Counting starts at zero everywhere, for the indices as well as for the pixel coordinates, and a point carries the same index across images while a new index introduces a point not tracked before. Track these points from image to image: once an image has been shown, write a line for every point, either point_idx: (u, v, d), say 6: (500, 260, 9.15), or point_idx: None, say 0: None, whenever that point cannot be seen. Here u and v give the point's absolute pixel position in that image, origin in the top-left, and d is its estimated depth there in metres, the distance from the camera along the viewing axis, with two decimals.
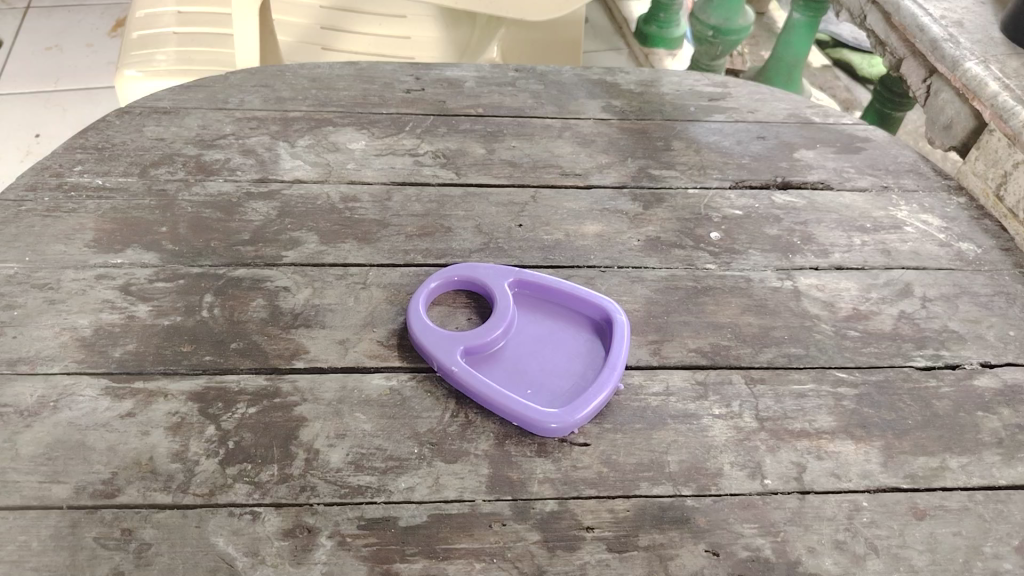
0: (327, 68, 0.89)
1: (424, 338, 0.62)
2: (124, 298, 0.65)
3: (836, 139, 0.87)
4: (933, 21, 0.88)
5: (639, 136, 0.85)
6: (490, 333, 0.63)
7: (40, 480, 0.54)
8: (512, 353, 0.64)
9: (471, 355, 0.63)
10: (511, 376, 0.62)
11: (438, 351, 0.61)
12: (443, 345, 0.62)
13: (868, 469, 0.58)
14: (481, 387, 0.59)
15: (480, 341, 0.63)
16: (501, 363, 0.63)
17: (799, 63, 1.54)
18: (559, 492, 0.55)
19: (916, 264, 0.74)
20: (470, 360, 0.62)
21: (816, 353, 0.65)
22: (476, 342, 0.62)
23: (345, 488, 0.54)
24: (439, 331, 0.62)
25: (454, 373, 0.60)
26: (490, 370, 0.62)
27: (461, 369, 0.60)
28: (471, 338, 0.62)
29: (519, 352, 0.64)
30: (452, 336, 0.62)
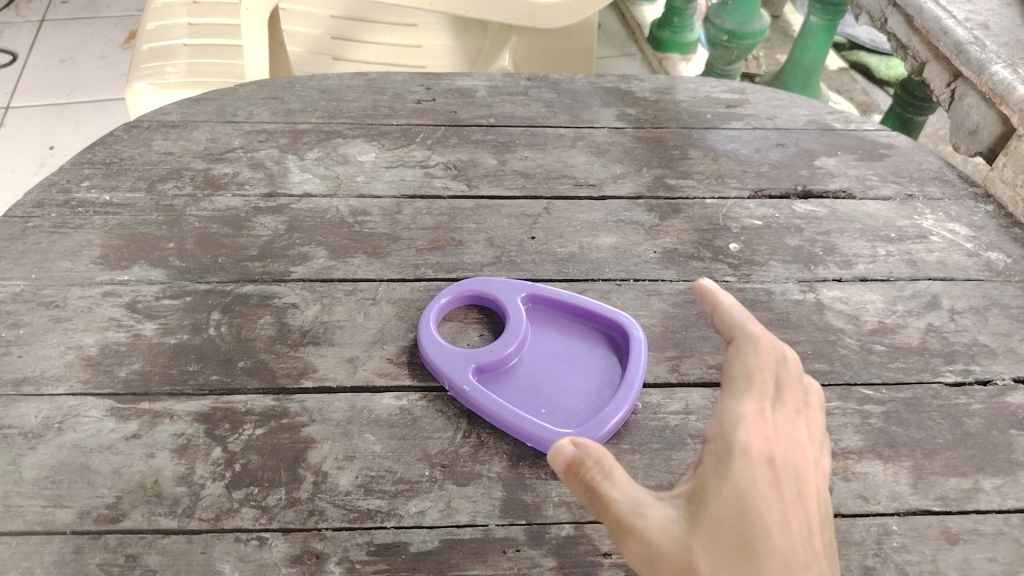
0: (337, 79, 0.88)
1: (435, 355, 0.61)
2: (131, 316, 0.64)
3: (858, 146, 0.84)
4: (957, 24, 0.86)
5: (654, 144, 0.83)
6: (503, 350, 0.62)
7: (43, 504, 0.53)
8: (526, 370, 0.62)
9: (484, 373, 0.61)
10: (525, 395, 0.60)
11: (449, 368, 0.60)
12: (455, 363, 0.60)
13: (897, 491, 0.55)
14: (493, 407, 0.57)
15: (493, 359, 0.61)
16: (515, 381, 0.61)
17: (817, 68, 1.52)
18: (576, 516, 0.53)
19: (943, 276, 0.71)
20: (482, 378, 0.61)
21: (841, 370, 0.63)
22: (489, 359, 0.61)
23: (354, 512, 0.53)
24: (450, 348, 0.61)
25: (466, 393, 0.58)
26: (503, 388, 0.61)
27: (473, 388, 0.58)
28: (483, 355, 0.61)
29: (534, 369, 0.62)
30: (464, 353, 0.61)
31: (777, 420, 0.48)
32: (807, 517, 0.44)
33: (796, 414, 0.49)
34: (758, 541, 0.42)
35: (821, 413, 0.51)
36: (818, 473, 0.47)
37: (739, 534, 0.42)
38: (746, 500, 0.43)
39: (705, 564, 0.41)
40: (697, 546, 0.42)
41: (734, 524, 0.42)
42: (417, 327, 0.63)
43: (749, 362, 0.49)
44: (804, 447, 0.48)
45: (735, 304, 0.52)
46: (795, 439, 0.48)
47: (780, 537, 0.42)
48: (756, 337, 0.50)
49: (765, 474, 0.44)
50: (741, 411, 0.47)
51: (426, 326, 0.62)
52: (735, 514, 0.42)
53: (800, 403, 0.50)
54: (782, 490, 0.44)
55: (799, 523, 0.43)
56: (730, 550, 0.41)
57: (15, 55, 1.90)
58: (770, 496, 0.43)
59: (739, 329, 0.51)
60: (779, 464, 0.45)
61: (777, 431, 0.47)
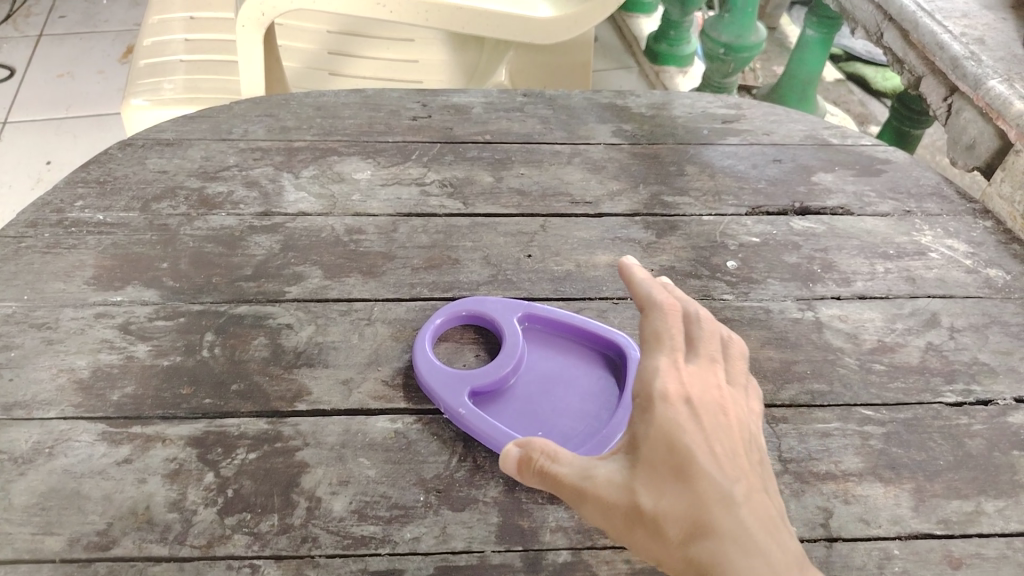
0: (333, 96, 0.88)
1: (430, 377, 0.60)
2: (123, 338, 0.63)
3: (855, 162, 0.84)
4: (954, 39, 0.85)
5: (651, 161, 0.83)
6: (499, 372, 0.61)
7: (32, 532, 0.52)
8: (522, 392, 0.61)
9: (479, 395, 0.60)
10: (521, 417, 0.60)
11: (444, 391, 0.59)
12: (450, 386, 0.59)
13: (898, 515, 0.55)
14: (489, 431, 0.57)
15: (489, 380, 0.60)
16: (511, 403, 0.61)
17: (813, 81, 1.52)
18: (573, 542, 0.52)
19: (942, 293, 0.71)
20: (478, 400, 0.60)
21: (840, 390, 0.62)
22: (485, 382, 0.60)
23: (348, 539, 0.52)
24: (445, 370, 0.60)
25: (461, 416, 0.58)
26: (499, 410, 0.60)
27: (468, 411, 0.58)
28: (478, 378, 0.60)
29: (530, 390, 0.62)
30: (459, 375, 0.60)
31: (692, 370, 0.51)
32: (732, 440, 0.48)
33: (715, 360, 0.52)
34: (690, 467, 0.46)
35: (743, 360, 0.55)
36: (741, 400, 0.51)
37: (671, 467, 0.46)
38: (671, 437, 0.46)
39: (649, 500, 0.45)
40: (638, 487, 0.46)
41: (666, 459, 0.46)
42: (412, 348, 0.62)
43: (658, 322, 0.52)
44: (723, 387, 0.51)
45: (641, 274, 0.55)
46: (715, 383, 0.51)
47: (708, 461, 0.46)
48: (663, 302, 0.53)
49: (686, 410, 0.48)
50: (656, 363, 0.50)
51: (421, 348, 0.62)
52: (665, 450, 0.46)
53: (716, 350, 0.53)
54: (704, 419, 0.48)
55: (725, 446, 0.47)
56: (666, 483, 0.46)
57: (13, 69, 1.90)
58: (695, 435, 0.47)
59: (646, 297, 0.53)
60: (700, 401, 0.49)
61: (693, 379, 0.50)
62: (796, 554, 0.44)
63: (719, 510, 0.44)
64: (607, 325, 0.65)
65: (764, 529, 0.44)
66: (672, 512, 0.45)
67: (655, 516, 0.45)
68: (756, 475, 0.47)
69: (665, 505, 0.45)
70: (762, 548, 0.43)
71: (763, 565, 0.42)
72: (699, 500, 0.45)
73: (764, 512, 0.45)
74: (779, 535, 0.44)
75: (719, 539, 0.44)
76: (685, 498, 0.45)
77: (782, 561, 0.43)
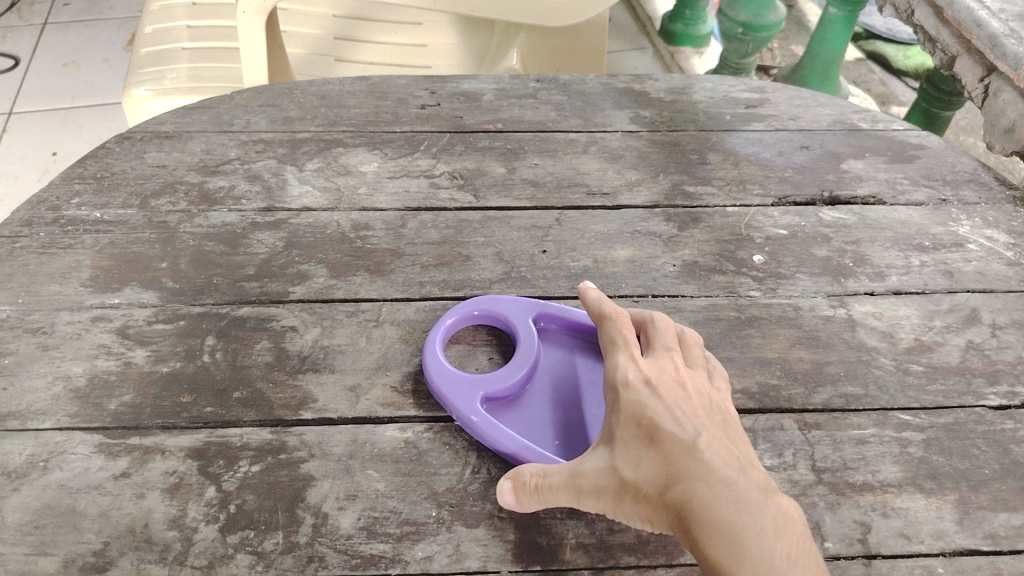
0: (338, 84, 0.84)
1: (441, 382, 0.57)
2: (121, 343, 0.61)
3: (886, 147, 0.80)
4: (992, 15, 0.81)
5: (671, 148, 0.79)
6: (512, 375, 0.58)
7: (26, 552, 0.49)
8: (541, 396, 0.58)
9: (494, 401, 0.57)
10: (538, 424, 0.56)
11: (456, 397, 0.56)
12: (461, 391, 0.56)
13: (941, 529, 0.51)
14: (502, 438, 0.54)
15: (502, 385, 0.57)
16: (528, 408, 0.57)
17: (836, 61, 1.46)
18: (594, 560, 0.50)
19: (983, 287, 0.67)
20: (492, 406, 0.57)
21: (876, 394, 0.59)
22: (499, 386, 0.57)
23: (356, 559, 0.49)
24: (457, 375, 0.57)
25: (473, 423, 0.55)
26: (513, 416, 0.57)
27: (481, 419, 0.55)
28: (492, 382, 0.57)
29: (549, 394, 0.58)
30: (471, 380, 0.57)
31: (649, 359, 0.54)
32: (693, 406, 0.51)
33: (669, 348, 0.56)
34: (657, 434, 0.49)
35: (699, 345, 0.58)
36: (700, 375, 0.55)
37: (642, 437, 0.49)
38: (637, 415, 0.50)
39: (629, 470, 0.48)
40: (617, 464, 0.48)
41: (637, 433, 0.49)
42: (422, 350, 0.59)
43: (613, 326, 0.56)
44: (679, 367, 0.54)
45: (595, 294, 0.59)
46: (671, 366, 0.54)
47: (672, 425, 0.49)
48: (612, 313, 0.57)
49: (647, 390, 0.51)
50: (616, 359, 0.54)
51: (431, 351, 0.59)
52: (635, 427, 0.50)
53: (669, 341, 0.56)
54: (664, 395, 0.51)
55: (686, 411, 0.51)
56: (639, 454, 0.48)
57: (17, 58, 1.87)
58: (658, 411, 0.50)
59: (598, 311, 0.57)
60: (657, 382, 0.52)
61: (651, 365, 0.54)
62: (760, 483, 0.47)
63: (688, 462, 0.48)
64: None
65: (732, 473, 0.47)
66: (650, 475, 0.48)
67: (637, 483, 0.47)
68: (718, 429, 0.51)
69: (642, 471, 0.48)
70: (731, 483, 0.47)
71: (732, 497, 0.46)
72: (669, 458, 0.48)
73: (727, 455, 0.49)
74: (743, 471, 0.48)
75: (693, 486, 0.47)
76: (658, 461, 0.48)
77: (749, 491, 0.46)
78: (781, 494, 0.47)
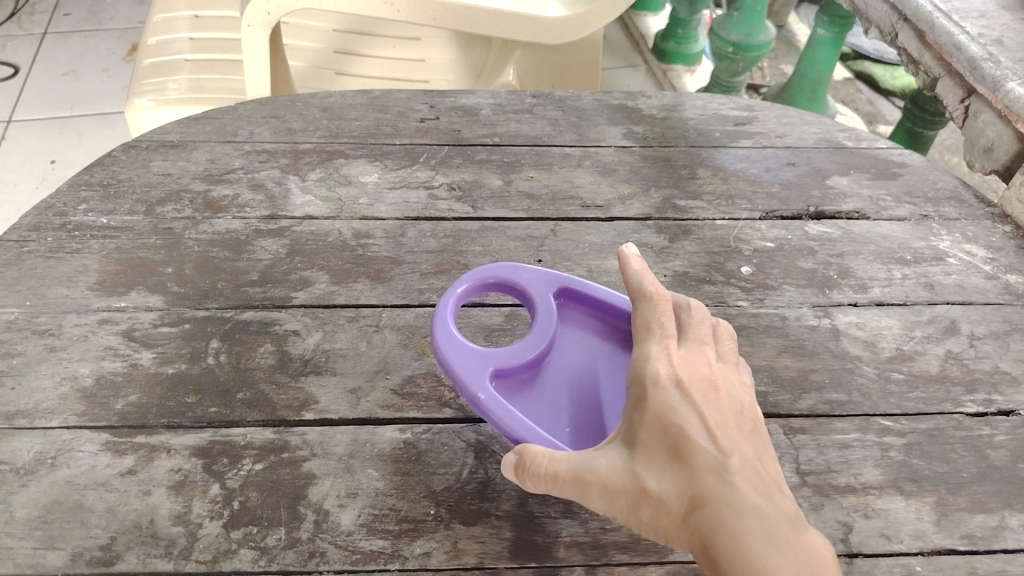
0: (339, 97, 0.87)
1: (449, 352, 0.55)
2: (127, 345, 0.62)
3: (870, 165, 0.82)
4: (971, 39, 0.84)
5: (663, 163, 0.82)
6: (523, 351, 0.55)
7: (34, 546, 0.51)
8: (553, 377, 0.56)
9: (503, 377, 0.55)
10: (549, 408, 0.54)
11: (463, 371, 0.54)
12: (470, 366, 0.54)
13: (920, 529, 0.53)
14: (508, 419, 0.52)
15: (512, 362, 0.55)
16: (539, 389, 0.55)
17: (823, 80, 1.50)
18: (588, 557, 0.52)
19: (961, 300, 0.69)
20: (500, 383, 0.55)
21: (859, 400, 0.61)
22: (508, 362, 0.55)
23: (357, 554, 0.51)
24: (467, 346, 0.55)
25: (480, 400, 0.53)
26: (520, 394, 0.55)
27: (488, 397, 0.53)
28: (504, 357, 0.55)
29: (562, 376, 0.56)
30: (481, 353, 0.55)
31: (681, 353, 0.53)
32: (724, 415, 0.50)
33: (704, 343, 0.54)
34: (685, 445, 0.48)
35: (732, 342, 0.57)
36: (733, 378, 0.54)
37: (667, 446, 0.48)
38: (664, 419, 0.49)
39: (650, 478, 0.47)
40: (638, 469, 0.47)
41: (662, 440, 0.48)
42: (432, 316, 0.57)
43: (649, 310, 0.54)
44: (713, 368, 0.53)
45: (636, 263, 0.57)
46: (703, 365, 0.52)
47: (702, 436, 0.48)
48: (652, 292, 0.55)
49: (678, 392, 0.50)
50: (648, 351, 0.52)
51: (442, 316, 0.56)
52: (661, 432, 0.48)
53: (705, 335, 0.55)
54: (695, 399, 0.50)
55: (718, 422, 0.49)
56: (662, 464, 0.47)
57: (17, 68, 1.89)
58: (687, 416, 0.49)
59: (637, 287, 0.55)
60: (689, 382, 0.51)
61: (683, 362, 0.52)
62: (789, 512, 0.47)
63: (715, 481, 0.47)
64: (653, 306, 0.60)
65: (757, 496, 0.46)
66: (671, 488, 0.47)
67: (657, 493, 0.47)
68: (749, 445, 0.50)
69: (664, 481, 0.47)
70: (760, 509, 0.46)
71: (761, 524, 0.45)
72: (696, 473, 0.47)
73: (757, 477, 0.48)
74: (771, 496, 0.47)
75: (718, 506, 0.46)
76: (681, 474, 0.47)
77: (777, 518, 0.45)
78: (809, 527, 0.47)
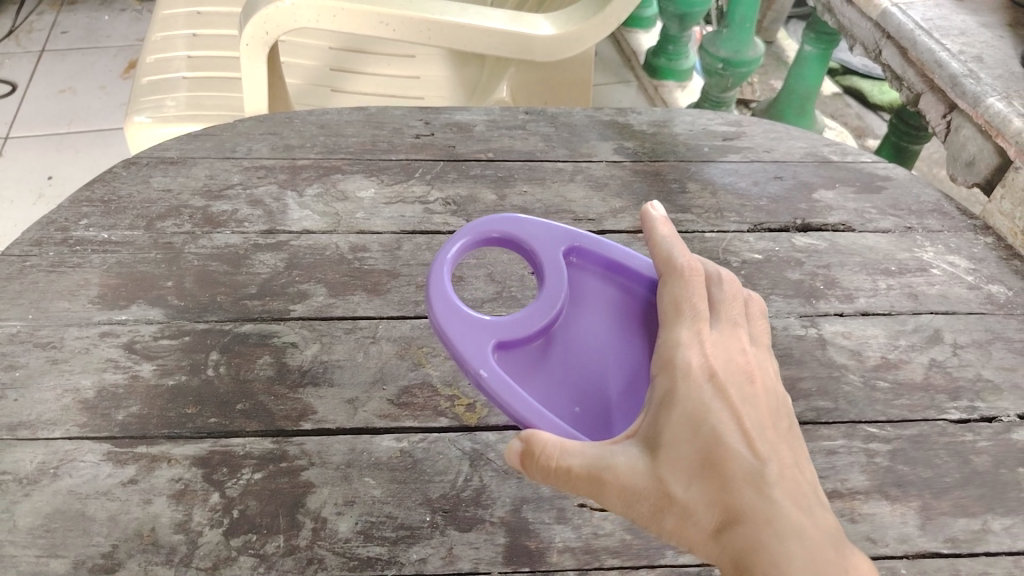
0: (336, 114, 0.88)
1: (446, 323, 0.52)
2: (128, 357, 0.63)
3: (856, 178, 0.84)
4: (952, 57, 0.86)
5: (653, 178, 0.83)
6: (522, 318, 0.53)
7: (38, 554, 0.52)
8: (556, 349, 0.54)
9: (504, 348, 0.53)
10: (552, 384, 0.53)
11: (463, 345, 0.51)
12: (466, 333, 0.52)
13: (905, 533, 0.55)
14: (513, 399, 0.50)
15: (510, 329, 0.53)
16: (540, 360, 0.54)
17: (812, 96, 1.52)
18: (580, 562, 0.53)
19: (945, 309, 0.71)
20: (501, 354, 0.53)
21: (846, 407, 0.62)
22: (506, 330, 0.53)
23: (354, 561, 0.52)
24: (465, 316, 0.53)
25: (482, 378, 0.51)
26: (516, 360, 0.53)
27: (491, 374, 0.50)
28: (504, 327, 0.53)
29: (564, 347, 0.55)
30: (478, 320, 0.53)
31: (713, 340, 0.53)
32: (758, 417, 0.50)
33: (733, 327, 0.55)
34: (718, 448, 0.47)
35: (761, 321, 0.58)
36: (760, 373, 0.53)
37: (698, 448, 0.47)
38: (697, 419, 0.48)
39: (677, 484, 0.46)
40: (664, 472, 0.46)
41: (694, 441, 0.47)
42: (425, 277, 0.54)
43: (680, 288, 0.54)
44: (745, 362, 0.53)
45: (664, 229, 0.58)
46: (735, 357, 0.52)
47: (735, 441, 0.48)
48: (685, 266, 0.55)
49: (711, 389, 0.49)
50: (679, 336, 0.52)
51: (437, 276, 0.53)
52: (692, 432, 0.48)
53: (736, 318, 0.56)
54: (728, 397, 0.50)
55: (753, 424, 0.49)
56: (691, 469, 0.47)
57: (15, 85, 1.90)
58: (720, 415, 0.49)
59: (668, 260, 0.55)
60: (722, 377, 0.50)
61: (715, 352, 0.52)
62: (829, 528, 0.46)
63: (750, 491, 0.46)
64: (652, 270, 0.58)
65: (795, 508, 0.46)
66: (701, 495, 0.46)
67: (684, 500, 0.46)
68: (781, 450, 0.49)
69: (692, 487, 0.47)
70: (800, 526, 0.45)
71: (801, 544, 0.44)
72: (729, 481, 0.46)
73: (796, 490, 0.47)
74: (810, 511, 0.46)
75: (754, 520, 0.45)
76: (711, 481, 0.47)
77: (820, 539, 0.45)
78: (848, 544, 0.46)
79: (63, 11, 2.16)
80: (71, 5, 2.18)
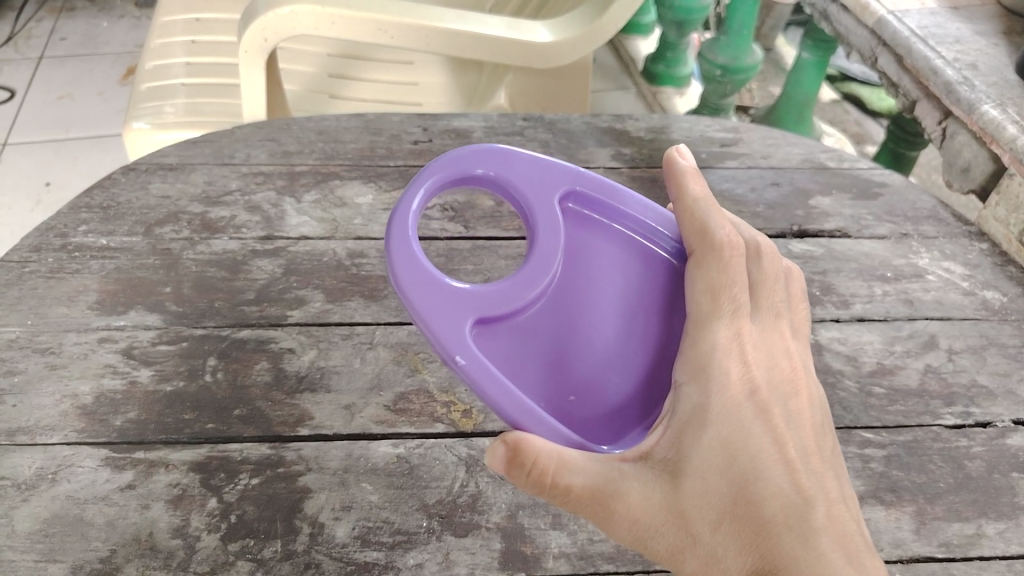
0: (334, 120, 0.88)
1: (416, 295, 0.49)
2: (126, 363, 0.63)
3: (852, 185, 0.85)
4: (947, 64, 0.86)
5: (650, 185, 0.84)
6: (504, 291, 0.51)
7: (35, 559, 0.52)
8: (540, 322, 0.52)
9: (483, 325, 0.51)
10: (536, 367, 0.51)
11: (438, 326, 0.49)
12: (440, 310, 0.49)
13: (900, 537, 0.55)
14: (494, 389, 0.48)
15: (491, 303, 0.50)
16: (523, 336, 0.52)
17: (810, 102, 1.53)
18: (576, 567, 0.53)
19: (940, 315, 0.71)
20: (479, 330, 0.50)
21: (840, 413, 0.63)
22: (486, 304, 0.50)
23: (351, 565, 0.53)
24: (438, 289, 0.49)
25: (459, 365, 0.48)
26: (496, 337, 0.51)
27: (469, 361, 0.48)
28: (482, 301, 0.50)
29: (549, 320, 0.52)
30: (452, 293, 0.49)
31: (750, 342, 0.52)
32: (798, 444, 0.50)
33: (773, 322, 0.56)
34: (755, 481, 0.47)
35: (797, 310, 0.59)
36: (804, 388, 0.53)
37: (732, 478, 0.47)
38: (729, 447, 0.48)
39: (701, 526, 0.46)
40: (686, 508, 0.46)
41: (728, 470, 0.47)
42: (387, 232, 0.50)
43: (715, 277, 0.53)
44: (784, 375, 0.53)
45: (697, 190, 0.57)
46: (774, 365, 0.53)
47: (773, 476, 0.48)
48: (722, 244, 0.54)
49: (749, 409, 0.50)
50: (717, 334, 0.51)
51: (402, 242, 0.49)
52: (726, 459, 0.48)
53: (776, 309, 0.56)
54: (764, 418, 0.50)
55: (794, 452, 0.49)
56: (717, 506, 0.47)
57: (13, 91, 1.91)
58: (756, 441, 0.49)
59: (705, 229, 0.54)
60: (760, 395, 0.50)
61: (751, 357, 0.52)
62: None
63: (787, 535, 0.46)
64: (656, 228, 0.57)
65: (837, 554, 0.45)
66: (728, 539, 0.46)
67: (709, 543, 0.46)
68: (824, 488, 0.48)
69: (718, 526, 0.46)
70: None
71: None
72: (764, 523, 0.46)
73: (841, 532, 0.47)
74: (854, 559, 0.46)
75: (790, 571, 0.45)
76: (739, 523, 0.46)
77: None
78: None
79: (63, 17, 2.17)
80: (70, 12, 2.19)
